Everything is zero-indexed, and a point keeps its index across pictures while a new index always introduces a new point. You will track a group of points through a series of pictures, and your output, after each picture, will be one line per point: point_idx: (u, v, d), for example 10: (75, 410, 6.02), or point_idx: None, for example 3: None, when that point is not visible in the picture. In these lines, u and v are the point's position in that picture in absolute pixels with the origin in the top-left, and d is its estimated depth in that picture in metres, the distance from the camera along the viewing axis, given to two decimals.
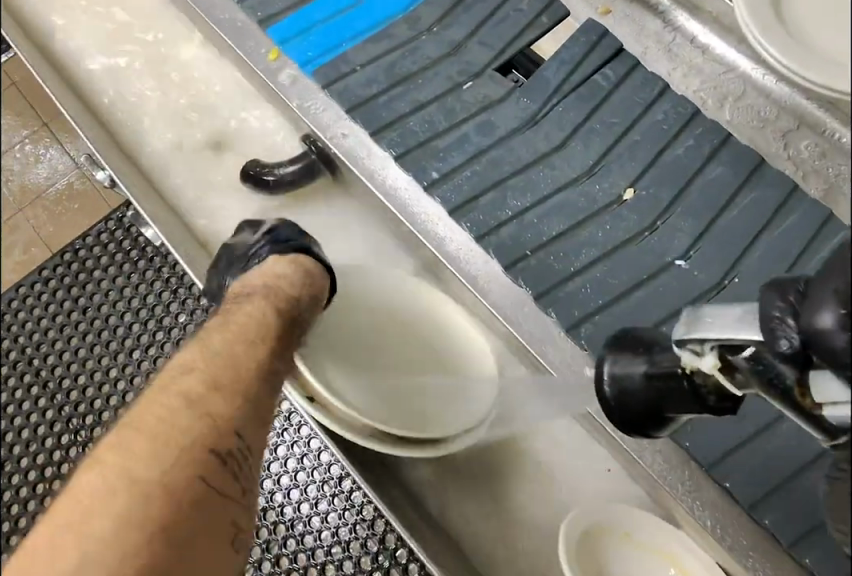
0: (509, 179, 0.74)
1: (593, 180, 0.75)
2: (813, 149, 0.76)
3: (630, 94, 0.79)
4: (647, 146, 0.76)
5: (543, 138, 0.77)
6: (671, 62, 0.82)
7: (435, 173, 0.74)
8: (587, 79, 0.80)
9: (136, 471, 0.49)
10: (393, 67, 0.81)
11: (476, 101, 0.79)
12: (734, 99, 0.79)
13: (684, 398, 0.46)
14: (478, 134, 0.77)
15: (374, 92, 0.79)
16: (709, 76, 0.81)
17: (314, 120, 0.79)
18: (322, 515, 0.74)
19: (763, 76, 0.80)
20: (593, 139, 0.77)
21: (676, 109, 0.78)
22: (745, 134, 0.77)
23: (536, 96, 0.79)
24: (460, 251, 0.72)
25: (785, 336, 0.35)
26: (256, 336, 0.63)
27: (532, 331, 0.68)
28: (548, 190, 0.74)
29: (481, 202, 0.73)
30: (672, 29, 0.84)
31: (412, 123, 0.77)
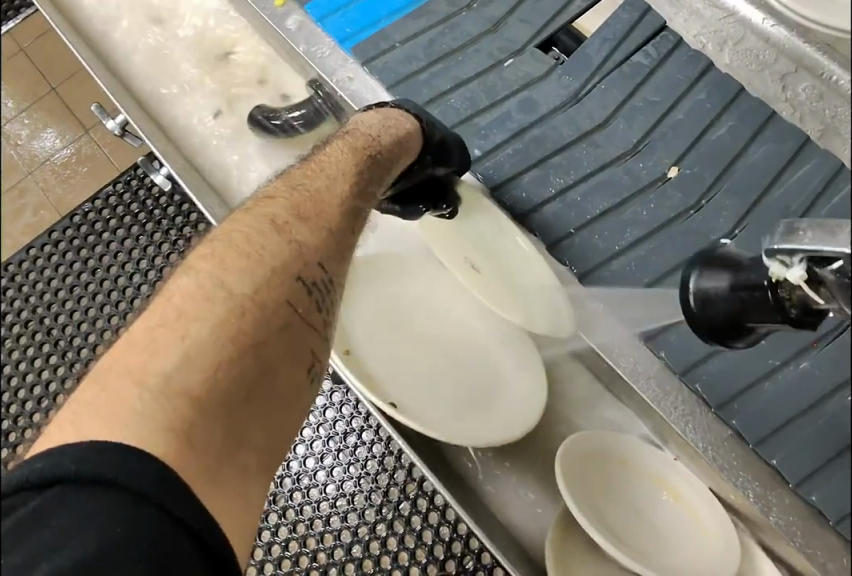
0: (552, 157, 0.76)
1: (636, 158, 0.76)
2: (810, 92, 0.77)
3: (674, 70, 0.79)
4: (693, 123, 0.76)
5: (586, 116, 0.78)
6: (672, 6, 0.83)
7: (477, 150, 0.77)
8: (630, 58, 0.80)
9: (227, 282, 0.41)
10: (433, 45, 0.82)
11: (517, 78, 0.81)
12: (734, 43, 0.81)
13: (766, 309, 0.42)
14: (521, 112, 0.78)
15: (415, 70, 0.81)
16: (709, 21, 0.82)
17: (320, 64, 0.82)
18: (327, 469, 0.79)
19: (764, 20, 0.80)
20: (637, 118, 0.77)
21: (719, 87, 0.77)
22: (742, 77, 0.79)
23: (578, 74, 0.80)
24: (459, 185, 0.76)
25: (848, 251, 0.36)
26: (339, 173, 0.57)
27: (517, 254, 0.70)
28: (591, 168, 0.75)
29: (526, 177, 0.75)
30: None
31: (453, 100, 0.79)
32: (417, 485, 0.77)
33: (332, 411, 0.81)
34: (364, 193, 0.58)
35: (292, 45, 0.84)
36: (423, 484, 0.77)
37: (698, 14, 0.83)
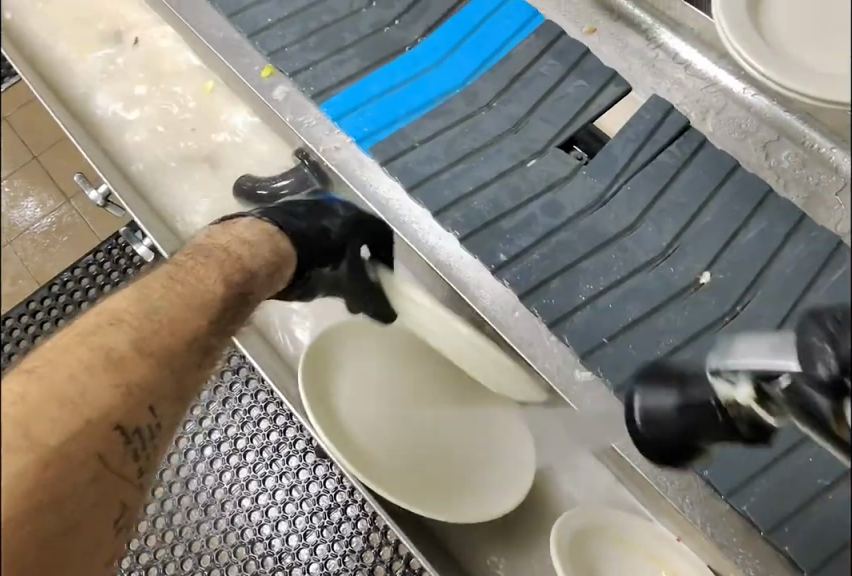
0: (580, 263, 0.72)
1: (667, 265, 0.72)
2: (792, 159, 0.78)
3: (701, 170, 0.76)
4: (721, 227, 0.73)
5: (612, 221, 0.75)
6: (655, 77, 0.84)
7: (503, 256, 0.72)
8: (654, 158, 0.78)
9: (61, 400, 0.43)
10: (452, 146, 0.78)
11: (541, 179, 0.77)
12: (715, 112, 0.81)
13: (713, 429, 0.48)
14: (545, 216, 0.75)
15: (434, 171, 0.77)
16: (692, 90, 0.83)
17: (307, 134, 0.82)
18: (310, 547, 0.75)
19: (745, 91, 0.82)
20: (666, 221, 0.74)
21: (749, 188, 0.75)
22: (727, 146, 0.79)
23: (602, 176, 0.77)
24: (449, 257, 0.73)
25: (822, 358, 0.37)
26: (201, 302, 0.57)
27: (522, 335, 0.69)
28: (621, 276, 0.72)
29: (553, 286, 0.71)
30: (680, 65, 0.85)
31: (476, 202, 0.75)
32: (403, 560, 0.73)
33: (317, 485, 0.78)
34: (222, 329, 0.58)
35: (277, 115, 0.84)
36: (411, 563, 0.73)
37: (680, 83, 0.83)
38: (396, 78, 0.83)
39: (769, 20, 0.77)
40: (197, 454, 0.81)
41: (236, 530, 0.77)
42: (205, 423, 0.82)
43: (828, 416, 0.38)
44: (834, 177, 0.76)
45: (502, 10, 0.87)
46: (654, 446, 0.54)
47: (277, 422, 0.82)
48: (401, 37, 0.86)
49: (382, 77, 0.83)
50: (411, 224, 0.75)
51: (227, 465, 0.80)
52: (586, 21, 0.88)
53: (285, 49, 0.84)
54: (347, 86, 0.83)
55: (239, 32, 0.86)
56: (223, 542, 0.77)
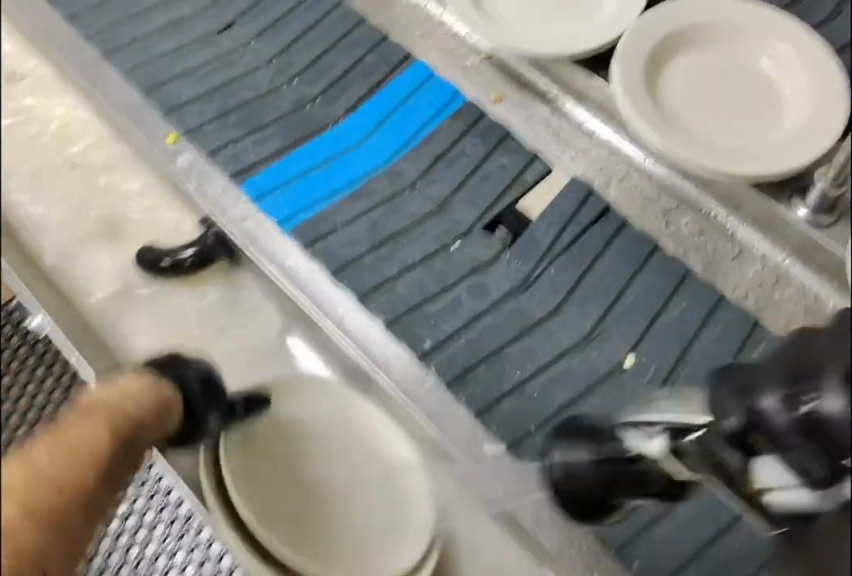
0: (508, 347, 0.74)
1: (591, 348, 0.75)
2: (692, 227, 0.81)
3: (621, 255, 0.80)
4: (643, 310, 0.77)
5: (537, 304, 0.77)
6: (562, 146, 0.86)
7: (429, 341, 0.73)
8: (578, 239, 0.80)
9: (92, 446, 0.50)
10: (377, 227, 0.80)
11: (465, 263, 0.79)
12: (618, 179, 0.84)
13: (634, 487, 0.57)
14: (471, 299, 0.77)
15: (359, 255, 0.78)
16: (595, 158, 0.85)
17: (214, 203, 0.80)
18: None
19: (645, 159, 0.84)
20: (589, 304, 0.77)
21: (667, 272, 0.78)
22: (629, 211, 0.82)
23: (528, 258, 0.79)
24: (360, 328, 0.74)
25: (727, 415, 0.45)
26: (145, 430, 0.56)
27: (433, 409, 0.71)
28: (547, 360, 0.74)
29: (480, 372, 0.73)
30: (584, 132, 0.86)
31: (401, 286, 0.76)
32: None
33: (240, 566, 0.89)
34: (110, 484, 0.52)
35: (182, 183, 0.82)
36: None
37: (585, 151, 0.85)
38: (316, 157, 0.84)
39: (664, 93, 0.79)
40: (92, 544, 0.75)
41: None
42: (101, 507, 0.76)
43: (740, 472, 0.47)
44: (729, 244, 0.80)
45: (421, 92, 0.89)
46: (573, 500, 0.62)
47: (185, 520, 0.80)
48: (323, 115, 0.88)
49: (301, 157, 0.84)
50: (321, 295, 0.76)
51: None
52: (493, 89, 0.90)
53: (206, 126, 0.84)
54: (261, 167, 0.83)
55: (156, 108, 0.85)
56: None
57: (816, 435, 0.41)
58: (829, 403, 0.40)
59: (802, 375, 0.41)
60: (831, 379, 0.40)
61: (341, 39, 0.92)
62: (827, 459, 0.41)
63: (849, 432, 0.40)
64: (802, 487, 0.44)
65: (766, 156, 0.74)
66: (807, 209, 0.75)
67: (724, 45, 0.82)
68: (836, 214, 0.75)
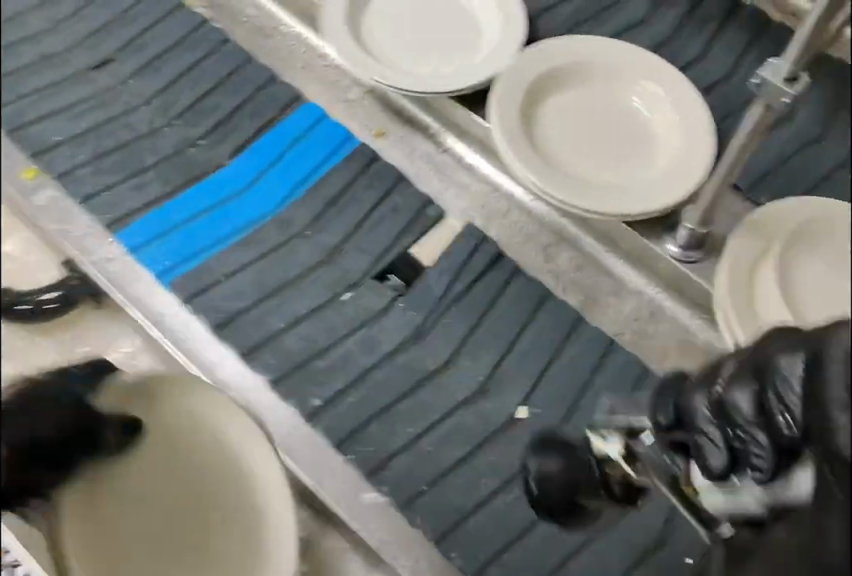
0: (398, 402, 0.75)
1: (485, 399, 0.76)
2: (571, 262, 0.82)
3: (512, 304, 0.80)
4: (535, 359, 0.78)
5: (429, 355, 0.78)
6: (443, 181, 0.86)
7: (317, 400, 0.73)
8: (470, 288, 0.81)
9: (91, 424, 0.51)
10: (264, 279, 0.79)
11: (356, 313, 0.79)
12: (499, 215, 0.84)
13: (592, 487, 0.50)
14: (362, 353, 0.77)
15: (243, 309, 0.77)
16: (474, 193, 0.85)
17: (78, 244, 0.79)
18: None
19: (525, 195, 0.85)
20: (482, 353, 0.78)
21: (559, 318, 0.79)
22: (511, 249, 0.83)
23: (421, 307, 0.80)
24: (229, 375, 0.73)
25: (664, 410, 0.44)
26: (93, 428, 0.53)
27: (307, 458, 0.71)
28: (440, 413, 0.75)
29: (369, 430, 0.73)
30: (465, 166, 0.87)
31: (289, 341, 0.76)
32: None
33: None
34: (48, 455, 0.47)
35: (38, 217, 0.79)
36: None
37: (465, 188, 0.86)
38: (200, 204, 0.84)
39: (541, 131, 0.81)
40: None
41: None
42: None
43: (675, 474, 0.44)
44: (607, 278, 0.81)
45: (309, 137, 0.89)
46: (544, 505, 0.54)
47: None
48: (205, 159, 0.87)
49: (184, 204, 0.83)
50: (193, 345, 0.74)
51: None
52: (376, 124, 0.90)
53: (77, 170, 0.82)
54: (145, 214, 0.82)
55: (22, 151, 0.82)
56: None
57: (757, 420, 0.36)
58: (787, 367, 0.34)
59: (774, 382, 0.35)
60: (793, 349, 0.35)
61: (227, 79, 0.91)
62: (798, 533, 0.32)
63: (751, 408, 0.36)
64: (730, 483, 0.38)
65: (638, 194, 0.76)
66: (677, 245, 0.76)
67: (597, 82, 0.84)
68: (704, 249, 0.76)
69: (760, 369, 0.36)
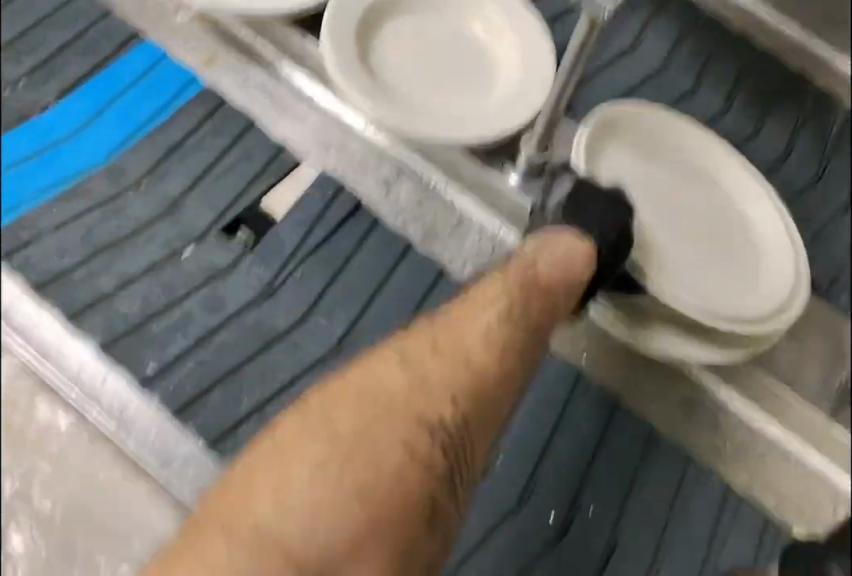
0: (243, 365, 0.70)
1: (336, 358, 0.73)
2: (411, 197, 0.79)
3: (368, 257, 0.78)
4: (391, 316, 0.76)
5: (279, 313, 0.74)
6: (281, 114, 0.81)
7: (152, 364, 0.68)
8: (326, 241, 0.77)
9: (394, 411, 0.58)
10: (93, 234, 0.73)
11: (199, 270, 0.74)
12: (337, 148, 0.80)
13: None
14: (204, 313, 0.72)
15: (68, 267, 0.71)
16: (311, 127, 0.81)
17: None
18: None
19: (366, 127, 0.81)
20: (336, 310, 0.75)
21: (414, 274, 0.78)
22: (350, 180, 0.79)
23: (270, 264, 0.75)
24: (26, 318, 0.68)
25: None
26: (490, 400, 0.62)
27: (110, 406, 0.67)
28: (291, 373, 0.71)
29: (212, 400, 0.68)
30: (302, 97, 0.82)
31: (120, 303, 0.71)
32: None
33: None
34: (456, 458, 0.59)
35: None
36: None
37: (302, 119, 0.81)
38: (24, 150, 0.75)
39: (375, 56, 0.76)
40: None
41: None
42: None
43: None
44: (449, 214, 0.79)
45: (149, 79, 0.81)
46: None
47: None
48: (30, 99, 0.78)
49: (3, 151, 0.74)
50: (10, 301, 0.68)
51: None
52: (203, 49, 0.83)
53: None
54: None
55: None
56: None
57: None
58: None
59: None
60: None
61: (61, 8, 0.83)
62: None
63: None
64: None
65: (475, 121, 0.73)
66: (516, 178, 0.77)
67: (436, 8, 0.81)
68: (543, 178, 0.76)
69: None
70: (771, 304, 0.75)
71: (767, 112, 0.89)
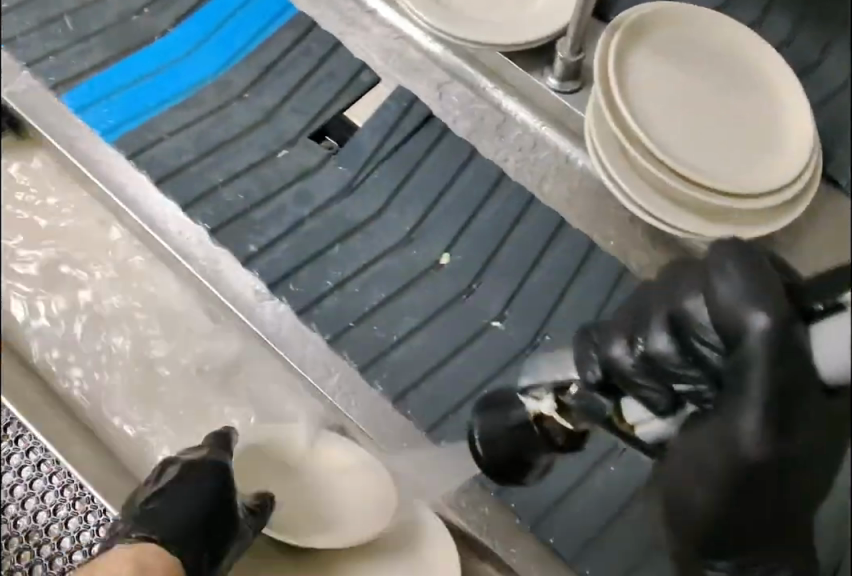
0: (330, 249, 0.80)
1: (408, 247, 0.83)
2: (463, 96, 0.90)
3: (437, 164, 0.87)
4: (458, 214, 0.85)
5: (358, 208, 0.84)
6: (352, 28, 0.93)
7: (252, 246, 0.78)
8: (399, 147, 0.87)
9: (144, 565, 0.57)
10: (203, 138, 0.84)
11: (291, 169, 0.85)
12: (397, 54, 0.92)
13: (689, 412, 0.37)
14: (295, 205, 0.82)
15: (184, 164, 0.81)
16: (376, 38, 0.92)
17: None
18: (49, 509, 0.73)
19: (423, 37, 0.92)
20: (407, 207, 0.85)
21: (480, 176, 0.87)
22: (416, 84, 0.90)
23: (351, 164, 0.86)
24: (138, 193, 0.80)
25: (591, 365, 0.44)
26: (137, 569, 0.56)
27: (212, 273, 0.77)
28: (370, 257, 0.81)
29: (303, 274, 0.78)
30: (368, 12, 0.93)
31: (226, 193, 0.81)
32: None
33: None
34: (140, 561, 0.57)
35: None
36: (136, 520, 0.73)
37: (369, 32, 0.93)
38: (144, 68, 0.87)
39: None
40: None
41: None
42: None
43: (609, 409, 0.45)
44: (496, 113, 0.89)
45: (250, 7, 0.92)
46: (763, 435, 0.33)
47: (20, 441, 0.76)
48: (150, 26, 0.90)
49: (127, 69, 0.86)
50: (127, 182, 0.80)
51: None
52: None
53: (24, 36, 0.86)
54: (91, 74, 0.85)
55: None
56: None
57: (680, 358, 0.38)
58: (693, 309, 0.37)
59: (706, 275, 0.37)
60: (696, 282, 0.37)
61: None
62: (715, 427, 0.34)
63: (677, 355, 0.38)
64: (656, 419, 0.41)
65: (520, 29, 0.83)
66: (556, 79, 0.85)
67: None
68: (581, 82, 0.85)
69: (698, 279, 0.37)
70: (783, 179, 0.77)
71: (812, 20, 0.92)
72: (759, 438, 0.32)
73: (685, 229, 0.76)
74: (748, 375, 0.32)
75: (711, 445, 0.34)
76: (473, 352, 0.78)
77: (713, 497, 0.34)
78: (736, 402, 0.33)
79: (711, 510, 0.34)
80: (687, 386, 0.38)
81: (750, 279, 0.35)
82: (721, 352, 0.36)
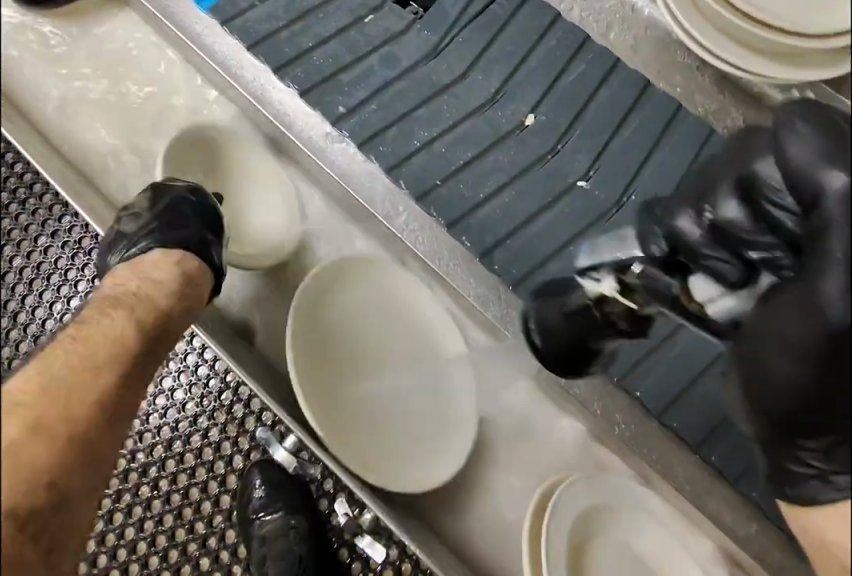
0: (416, 110, 0.82)
1: (494, 108, 0.83)
2: None
3: (525, 22, 0.86)
4: (546, 72, 0.84)
5: (446, 70, 0.84)
6: None
7: (342, 107, 0.81)
8: (486, 8, 0.86)
9: (162, 292, 0.65)
10: (293, 1, 0.85)
11: (377, 34, 0.85)
12: None
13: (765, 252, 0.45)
14: (382, 67, 0.84)
15: (277, 28, 0.83)
16: None
17: None
18: (168, 391, 0.88)
19: None
20: (494, 70, 0.84)
21: (568, 35, 0.85)
22: None
23: (437, 27, 0.85)
24: (223, 50, 0.84)
25: (657, 241, 0.51)
26: (171, 288, 0.66)
27: (294, 123, 0.82)
28: (458, 117, 0.82)
29: (390, 134, 0.81)
30: None
31: (316, 57, 0.83)
32: (257, 420, 0.87)
33: (235, 424, 0.87)
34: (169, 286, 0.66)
35: None
36: (239, 391, 0.88)
37: None
38: None
39: None
40: (28, 315, 0.88)
41: (185, 525, 0.84)
42: (37, 254, 0.90)
43: (681, 289, 0.51)
44: None
45: None
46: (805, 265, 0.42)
47: None
48: None
49: None
50: (208, 36, 0.84)
51: (80, 318, 0.88)
52: None
53: None
54: None
55: None
56: (136, 496, 0.85)
57: (752, 223, 0.45)
58: (764, 171, 0.44)
59: (776, 136, 0.43)
60: (766, 148, 0.45)
61: None
62: (803, 293, 0.40)
63: (747, 221, 0.45)
64: (729, 289, 0.47)
65: None
66: None
67: None
68: None
69: (767, 147, 0.44)
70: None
71: None
72: (845, 297, 0.38)
73: (746, 71, 0.76)
74: (831, 239, 0.38)
75: (804, 316, 0.39)
76: (558, 212, 0.80)
77: (791, 366, 0.40)
78: (820, 267, 0.39)
79: (789, 377, 0.40)
80: (759, 252, 0.45)
81: (816, 136, 0.41)
82: (795, 215, 0.43)
